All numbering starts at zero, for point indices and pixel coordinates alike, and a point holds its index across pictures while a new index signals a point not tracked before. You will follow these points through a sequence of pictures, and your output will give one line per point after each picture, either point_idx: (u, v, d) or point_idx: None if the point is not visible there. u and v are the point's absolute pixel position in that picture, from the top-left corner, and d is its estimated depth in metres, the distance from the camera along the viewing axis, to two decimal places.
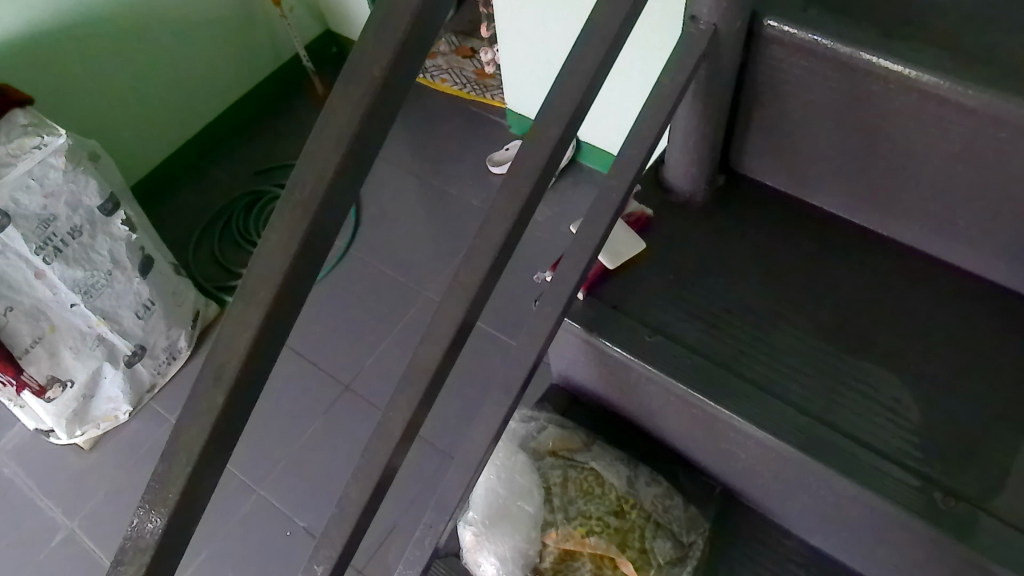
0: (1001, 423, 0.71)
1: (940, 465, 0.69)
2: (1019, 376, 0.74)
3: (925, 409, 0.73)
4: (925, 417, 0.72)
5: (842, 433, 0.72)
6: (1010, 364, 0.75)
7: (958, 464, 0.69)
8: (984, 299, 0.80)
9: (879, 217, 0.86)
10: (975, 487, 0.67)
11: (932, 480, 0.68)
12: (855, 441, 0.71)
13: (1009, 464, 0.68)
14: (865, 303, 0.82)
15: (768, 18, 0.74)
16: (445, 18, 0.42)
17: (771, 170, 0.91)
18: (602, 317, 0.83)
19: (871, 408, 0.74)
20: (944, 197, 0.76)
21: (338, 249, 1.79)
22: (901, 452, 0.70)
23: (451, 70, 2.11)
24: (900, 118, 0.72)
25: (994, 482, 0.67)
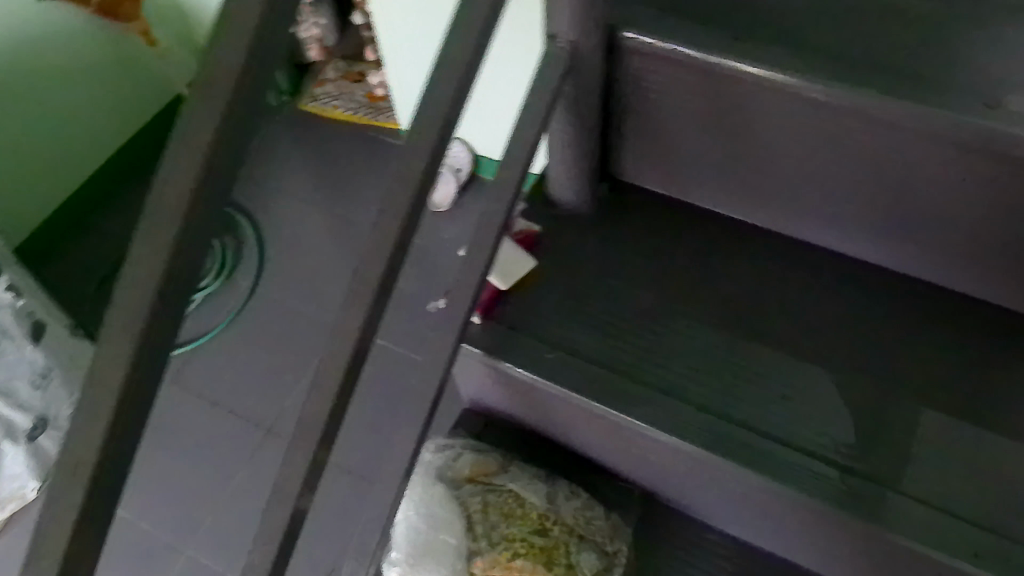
0: (893, 406, 0.75)
1: (856, 453, 0.73)
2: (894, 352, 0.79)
3: (820, 399, 0.76)
4: (812, 402, 0.76)
5: (741, 425, 0.75)
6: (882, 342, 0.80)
7: (872, 447, 0.73)
8: (858, 279, 0.85)
9: (757, 210, 0.88)
10: (884, 467, 0.72)
11: (847, 469, 0.72)
12: (750, 429, 0.75)
13: (912, 438, 0.73)
14: (749, 298, 0.85)
15: (625, 30, 0.75)
16: (276, 67, 0.41)
17: (650, 176, 0.92)
18: (501, 340, 0.83)
19: (763, 397, 0.77)
20: (808, 185, 0.80)
21: (239, 292, 1.66)
22: (816, 443, 0.74)
23: (341, 94, 1.89)
24: (760, 115, 0.75)
25: (899, 457, 0.72)
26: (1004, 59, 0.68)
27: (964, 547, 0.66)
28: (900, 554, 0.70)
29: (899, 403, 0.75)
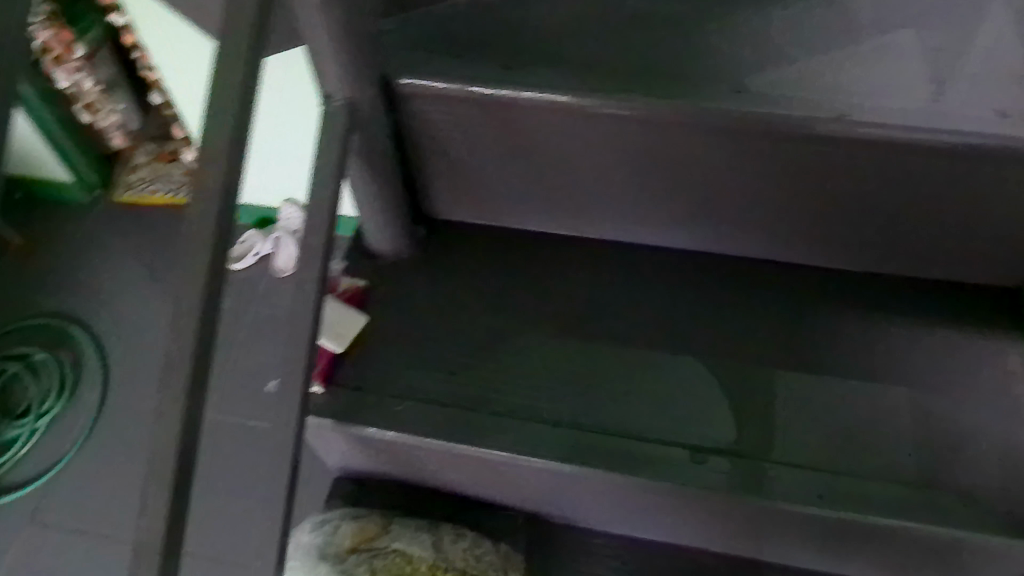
0: (749, 382, 0.81)
1: (737, 436, 0.78)
2: (722, 331, 0.85)
3: (677, 390, 0.81)
4: (664, 395, 0.81)
5: (613, 433, 0.78)
6: (707, 324, 0.85)
7: (743, 423, 0.78)
8: (674, 268, 0.89)
9: (569, 221, 0.90)
10: (754, 443, 0.77)
11: (727, 451, 0.77)
12: (623, 436, 0.78)
13: (772, 403, 0.79)
14: (581, 308, 0.88)
15: (399, 77, 0.75)
16: None
17: (462, 209, 0.93)
18: (348, 404, 0.81)
19: (624, 400, 0.80)
20: (607, 189, 0.83)
21: (91, 401, 1.27)
22: (691, 435, 0.78)
23: (155, 173, 1.43)
24: (545, 135, 0.77)
25: (765, 425, 0.78)
26: (746, 44, 0.74)
27: (808, 491, 0.72)
28: (758, 514, 0.75)
29: (727, 375, 0.81)
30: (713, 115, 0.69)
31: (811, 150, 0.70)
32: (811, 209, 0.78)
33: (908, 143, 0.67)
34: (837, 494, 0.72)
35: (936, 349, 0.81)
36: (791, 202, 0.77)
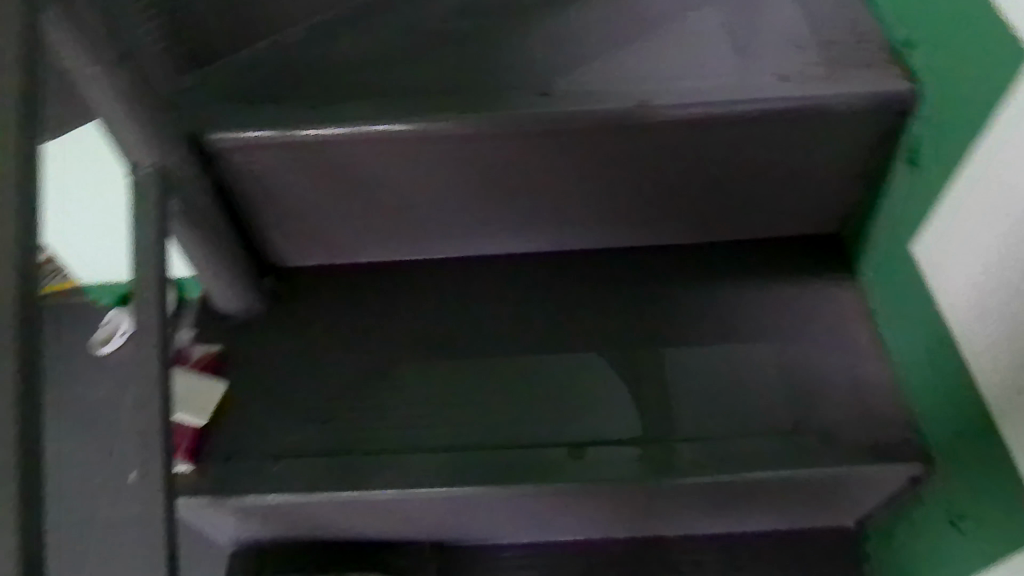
0: (632, 365, 0.81)
1: (643, 420, 0.77)
2: (589, 322, 0.85)
3: (563, 387, 0.81)
4: (549, 395, 0.80)
5: (511, 447, 0.77)
6: (571, 319, 0.86)
7: (643, 405, 0.78)
8: (529, 272, 0.90)
9: (417, 246, 0.90)
10: (658, 424, 0.77)
11: (639, 439, 0.76)
12: (520, 447, 0.77)
13: (665, 380, 0.80)
14: (446, 328, 0.87)
15: (209, 133, 0.73)
16: None
17: (308, 253, 0.90)
18: (221, 475, 0.77)
19: (514, 411, 0.80)
20: (446, 208, 0.83)
21: None
22: (592, 430, 0.77)
23: None
24: (372, 166, 0.77)
25: (665, 404, 0.78)
26: (545, 49, 0.77)
27: (686, 461, 0.74)
28: (650, 493, 0.76)
29: (598, 367, 0.82)
30: (522, 121, 0.71)
31: (620, 137, 0.72)
32: (640, 193, 0.81)
33: (709, 117, 0.70)
34: (715, 459, 0.73)
35: (779, 302, 0.84)
36: (618, 191, 0.80)
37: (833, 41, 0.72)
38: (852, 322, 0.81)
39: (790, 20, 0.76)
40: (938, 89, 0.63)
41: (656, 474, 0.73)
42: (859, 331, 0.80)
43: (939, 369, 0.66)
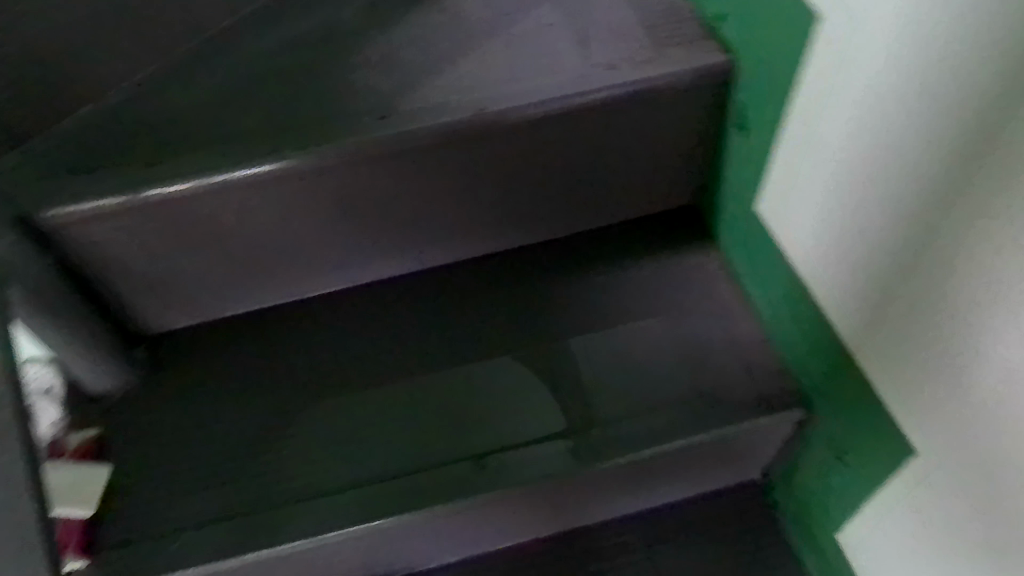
0: (531, 364, 0.81)
1: (563, 412, 0.78)
2: (478, 331, 0.85)
3: (473, 397, 0.80)
4: (458, 408, 0.79)
5: (430, 467, 0.76)
6: (459, 330, 0.85)
7: (560, 398, 0.79)
8: (409, 292, 0.89)
9: (289, 288, 0.87)
10: (580, 414, 0.77)
11: (560, 433, 0.77)
12: (444, 465, 0.76)
13: (576, 371, 0.80)
14: (335, 364, 0.84)
15: (42, 211, 0.69)
16: None
17: (176, 315, 0.86)
18: (119, 564, 0.73)
19: (429, 429, 0.78)
20: (310, 246, 0.82)
21: None
22: (510, 434, 0.77)
23: None
24: (224, 215, 0.75)
25: (581, 393, 0.79)
26: (379, 74, 0.76)
27: (587, 450, 0.75)
28: (565, 488, 0.77)
29: (490, 375, 0.81)
30: (363, 147, 0.70)
31: (464, 147, 0.73)
32: (501, 198, 0.81)
33: (548, 114, 0.71)
34: (618, 441, 0.75)
35: (649, 278, 0.86)
36: (475, 199, 0.81)
37: (649, 26, 0.75)
38: (719, 286, 0.84)
39: (607, 10, 0.78)
40: (751, 55, 0.66)
41: (578, 466, 0.74)
42: (730, 294, 0.84)
43: (798, 315, 0.69)
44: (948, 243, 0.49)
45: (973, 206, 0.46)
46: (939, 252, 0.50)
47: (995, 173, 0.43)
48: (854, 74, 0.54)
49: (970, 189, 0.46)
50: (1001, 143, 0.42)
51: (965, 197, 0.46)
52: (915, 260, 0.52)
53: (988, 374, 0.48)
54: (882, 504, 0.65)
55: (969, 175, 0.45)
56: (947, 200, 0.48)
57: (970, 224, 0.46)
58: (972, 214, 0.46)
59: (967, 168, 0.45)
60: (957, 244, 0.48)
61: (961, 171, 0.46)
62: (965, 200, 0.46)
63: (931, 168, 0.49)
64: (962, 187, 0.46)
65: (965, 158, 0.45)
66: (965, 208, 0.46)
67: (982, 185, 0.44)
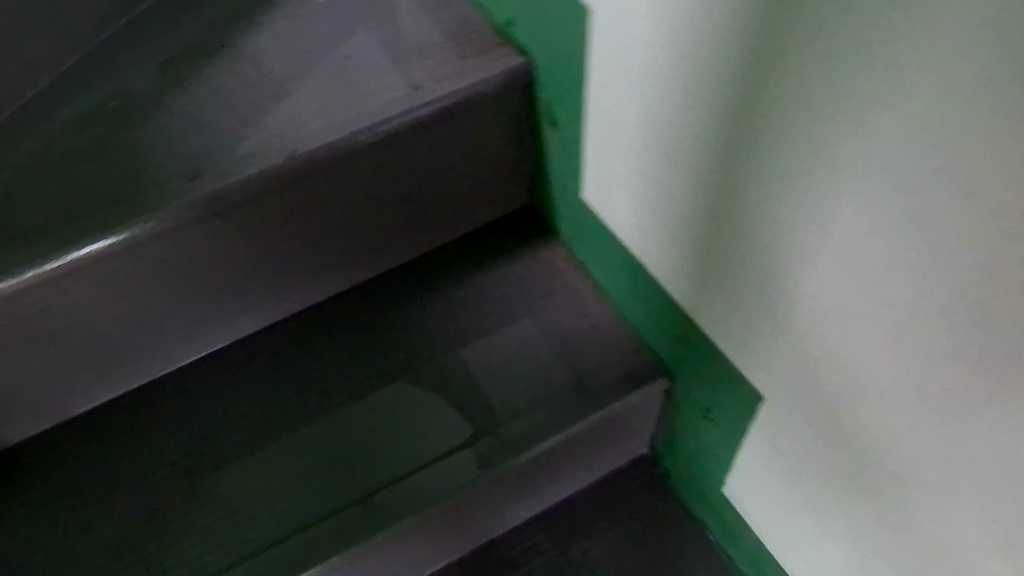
0: (416, 383, 0.81)
1: (466, 421, 0.79)
2: (351, 369, 0.83)
3: (374, 420, 0.79)
4: (360, 438, 0.78)
5: (354, 500, 0.75)
6: (331, 372, 0.83)
7: (465, 403, 0.79)
8: (270, 346, 0.86)
9: (142, 371, 0.82)
10: (484, 418, 0.78)
11: (468, 440, 0.78)
12: (362, 498, 0.75)
13: (468, 377, 0.81)
14: (208, 436, 0.80)
15: None
16: None
17: (18, 426, 0.79)
18: None
19: (339, 464, 0.77)
20: (155, 321, 0.78)
21: None
22: (419, 453, 0.77)
23: None
24: (54, 307, 0.70)
25: (479, 396, 0.80)
26: (186, 133, 0.73)
27: (469, 468, 0.76)
28: (470, 501, 0.78)
29: (371, 407, 0.80)
30: (192, 207, 0.68)
31: (288, 192, 0.72)
32: (344, 232, 0.80)
33: (373, 140, 0.71)
34: (511, 444, 0.77)
35: (501, 284, 0.87)
36: (313, 241, 0.79)
37: (444, 41, 0.77)
38: (567, 278, 0.86)
39: (401, 32, 0.79)
40: (542, 52, 0.68)
41: (492, 469, 0.75)
42: (579, 283, 0.86)
43: (639, 289, 0.72)
44: (736, 197, 0.52)
45: (748, 162, 0.49)
46: (732, 206, 0.53)
47: (758, 128, 0.46)
48: (624, 59, 0.56)
49: (741, 144, 0.49)
50: (756, 100, 0.45)
51: (741, 154, 0.49)
52: (716, 219, 0.55)
53: (797, 309, 0.52)
54: (748, 452, 0.67)
55: (739, 134, 0.48)
56: (728, 160, 0.51)
57: (751, 178, 0.49)
58: (749, 169, 0.49)
59: (734, 127, 0.48)
60: (744, 196, 0.51)
61: (732, 132, 0.49)
62: (741, 157, 0.49)
63: (705, 134, 0.52)
64: (736, 146, 0.49)
65: (731, 119, 0.48)
66: (743, 165, 0.49)
67: (751, 141, 0.47)
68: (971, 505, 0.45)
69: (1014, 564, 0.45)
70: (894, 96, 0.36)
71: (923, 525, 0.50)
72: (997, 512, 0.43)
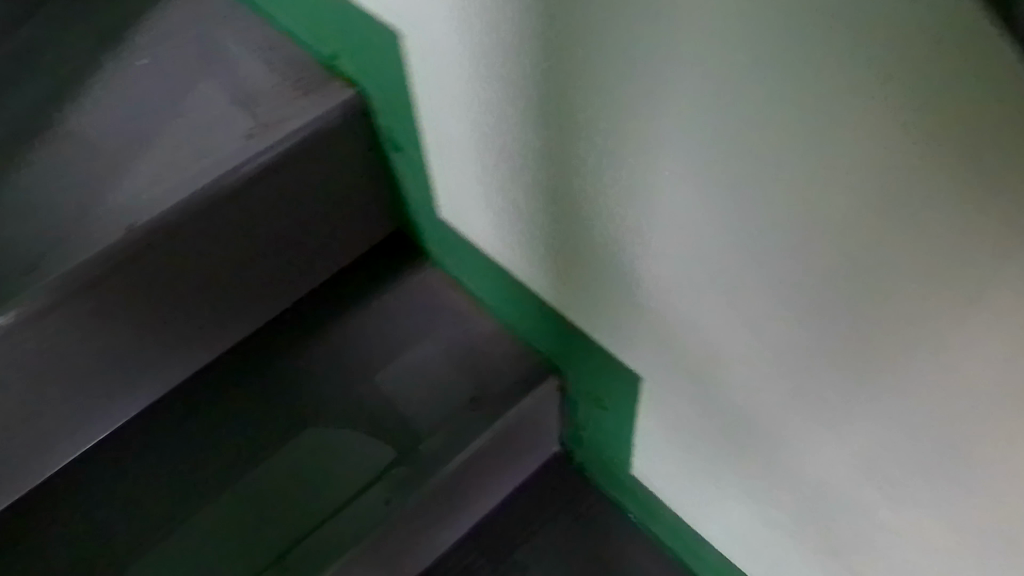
0: (322, 425, 0.80)
1: (383, 447, 0.78)
2: (250, 429, 0.81)
3: (290, 469, 0.78)
4: (278, 491, 0.77)
5: (286, 549, 0.73)
6: (229, 437, 0.80)
7: (378, 430, 0.79)
8: (157, 424, 0.82)
9: (23, 481, 0.76)
10: (400, 440, 0.78)
11: (387, 467, 0.77)
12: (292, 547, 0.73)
13: (375, 406, 0.80)
14: (107, 531, 0.76)
15: None
16: None
17: None
18: None
19: (264, 521, 0.75)
20: (30, 422, 0.72)
21: None
22: (341, 491, 0.76)
23: None
24: None
25: (390, 420, 0.79)
26: (20, 219, 0.69)
27: (378, 503, 0.75)
28: (398, 530, 0.77)
29: (282, 458, 0.78)
30: (50, 289, 0.64)
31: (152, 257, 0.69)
32: (217, 292, 0.77)
33: (227, 190, 0.70)
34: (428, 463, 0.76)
35: (383, 315, 0.86)
36: (185, 307, 0.76)
37: (272, 84, 0.76)
38: (446, 296, 0.87)
39: (229, 82, 0.77)
40: (371, 81, 0.68)
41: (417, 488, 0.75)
42: (460, 300, 0.86)
43: (512, 295, 0.73)
44: (571, 194, 0.53)
45: (573, 159, 0.50)
46: (570, 203, 0.54)
47: (571, 127, 0.47)
48: (441, 79, 0.57)
49: (563, 143, 0.49)
50: (563, 100, 0.46)
51: (563, 153, 0.50)
52: (559, 218, 0.56)
53: (648, 293, 0.53)
54: (643, 433, 0.69)
55: (557, 134, 0.49)
56: (554, 161, 0.52)
57: (578, 175, 0.50)
58: (576, 166, 0.50)
59: (552, 128, 0.49)
60: (577, 192, 0.52)
61: (549, 134, 0.50)
62: (566, 156, 0.50)
63: (528, 139, 0.52)
64: (557, 147, 0.50)
65: (546, 122, 0.49)
66: (569, 163, 0.50)
67: (569, 140, 0.48)
68: (829, 443, 0.48)
69: (880, 492, 0.47)
70: (671, 81, 0.38)
71: (798, 471, 0.52)
72: (851, 444, 0.46)
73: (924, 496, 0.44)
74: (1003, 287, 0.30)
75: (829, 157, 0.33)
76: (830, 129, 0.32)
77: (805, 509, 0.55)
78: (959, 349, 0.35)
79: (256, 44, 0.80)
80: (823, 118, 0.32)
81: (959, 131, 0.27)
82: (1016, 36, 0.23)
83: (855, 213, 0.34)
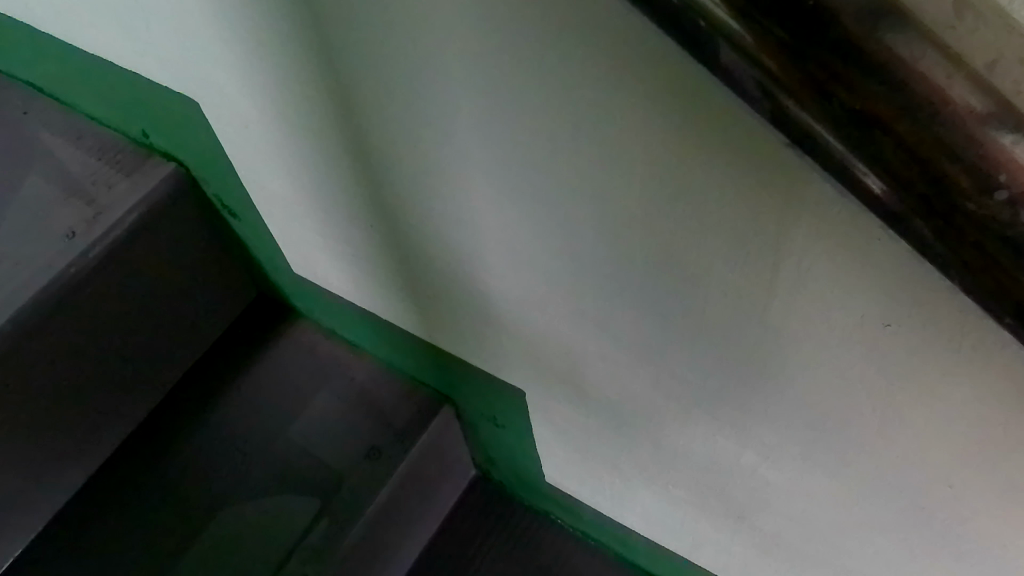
0: (233, 498, 0.76)
1: (304, 497, 0.75)
2: (154, 530, 0.74)
3: (214, 545, 0.73)
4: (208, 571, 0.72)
5: None
6: (132, 548, 0.73)
7: (295, 484, 0.76)
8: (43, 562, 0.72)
9: None
10: (320, 486, 0.76)
11: (315, 514, 0.74)
12: None
13: (282, 468, 0.77)
14: None
15: None
16: None
17: None
18: None
19: None
20: None
21: None
22: (275, 550, 0.73)
23: None
24: None
25: (303, 474, 0.77)
26: None
27: (313, 557, 0.72)
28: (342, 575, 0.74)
29: (201, 544, 0.73)
30: None
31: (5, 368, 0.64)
32: (83, 398, 0.72)
33: (73, 284, 0.66)
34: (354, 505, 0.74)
35: (264, 384, 0.83)
36: (53, 420, 0.70)
37: (89, 175, 0.72)
38: (322, 350, 0.84)
39: (41, 178, 0.73)
40: (188, 153, 0.66)
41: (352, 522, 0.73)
42: (337, 351, 0.84)
43: (387, 335, 0.72)
44: (402, 231, 0.52)
45: (393, 197, 0.49)
46: (404, 240, 0.53)
47: (380, 166, 0.47)
48: (251, 137, 0.55)
49: (378, 183, 0.49)
50: (365, 142, 0.46)
51: (382, 193, 0.50)
52: (399, 256, 0.56)
53: (500, 312, 0.53)
54: (540, 442, 0.69)
55: (371, 176, 0.49)
56: (376, 202, 0.51)
57: (402, 212, 0.50)
58: (397, 203, 0.50)
59: (364, 170, 0.49)
60: (407, 228, 0.52)
61: (364, 176, 0.50)
62: (385, 195, 0.50)
63: (347, 185, 0.52)
64: (374, 188, 0.50)
65: (357, 166, 0.49)
66: (390, 201, 0.50)
67: (383, 179, 0.48)
68: (703, 419, 0.49)
69: (758, 455, 0.48)
70: (454, 106, 0.37)
71: (685, 449, 0.53)
72: (720, 416, 0.47)
73: (795, 451, 0.45)
74: (798, 255, 0.31)
75: (602, 158, 0.34)
76: (596, 130, 0.33)
77: (703, 481, 0.56)
78: (779, 319, 0.36)
79: (62, 135, 0.76)
80: (587, 120, 0.32)
81: (699, 116, 0.28)
82: (706, 60, 0.22)
83: (644, 207, 0.35)
